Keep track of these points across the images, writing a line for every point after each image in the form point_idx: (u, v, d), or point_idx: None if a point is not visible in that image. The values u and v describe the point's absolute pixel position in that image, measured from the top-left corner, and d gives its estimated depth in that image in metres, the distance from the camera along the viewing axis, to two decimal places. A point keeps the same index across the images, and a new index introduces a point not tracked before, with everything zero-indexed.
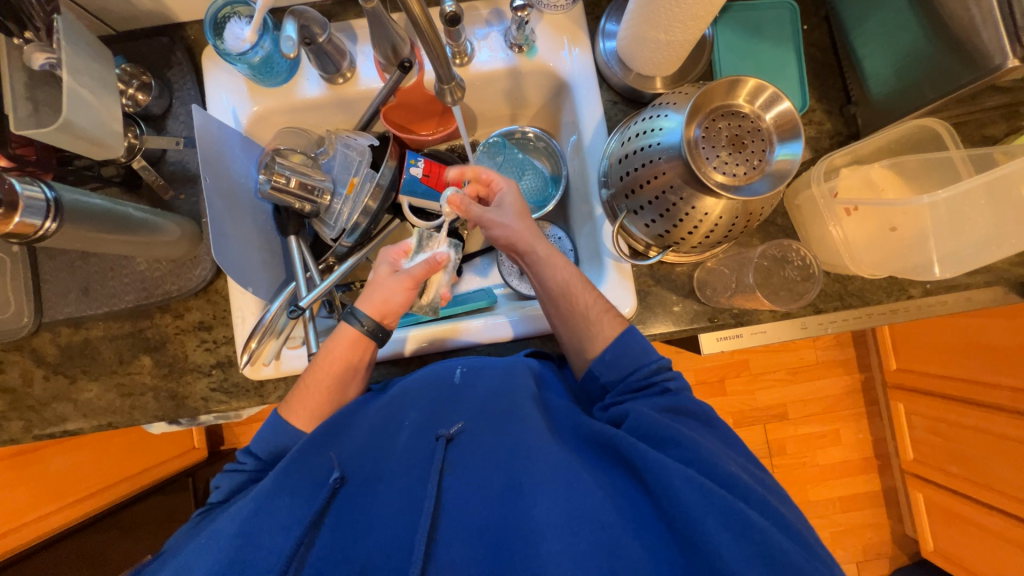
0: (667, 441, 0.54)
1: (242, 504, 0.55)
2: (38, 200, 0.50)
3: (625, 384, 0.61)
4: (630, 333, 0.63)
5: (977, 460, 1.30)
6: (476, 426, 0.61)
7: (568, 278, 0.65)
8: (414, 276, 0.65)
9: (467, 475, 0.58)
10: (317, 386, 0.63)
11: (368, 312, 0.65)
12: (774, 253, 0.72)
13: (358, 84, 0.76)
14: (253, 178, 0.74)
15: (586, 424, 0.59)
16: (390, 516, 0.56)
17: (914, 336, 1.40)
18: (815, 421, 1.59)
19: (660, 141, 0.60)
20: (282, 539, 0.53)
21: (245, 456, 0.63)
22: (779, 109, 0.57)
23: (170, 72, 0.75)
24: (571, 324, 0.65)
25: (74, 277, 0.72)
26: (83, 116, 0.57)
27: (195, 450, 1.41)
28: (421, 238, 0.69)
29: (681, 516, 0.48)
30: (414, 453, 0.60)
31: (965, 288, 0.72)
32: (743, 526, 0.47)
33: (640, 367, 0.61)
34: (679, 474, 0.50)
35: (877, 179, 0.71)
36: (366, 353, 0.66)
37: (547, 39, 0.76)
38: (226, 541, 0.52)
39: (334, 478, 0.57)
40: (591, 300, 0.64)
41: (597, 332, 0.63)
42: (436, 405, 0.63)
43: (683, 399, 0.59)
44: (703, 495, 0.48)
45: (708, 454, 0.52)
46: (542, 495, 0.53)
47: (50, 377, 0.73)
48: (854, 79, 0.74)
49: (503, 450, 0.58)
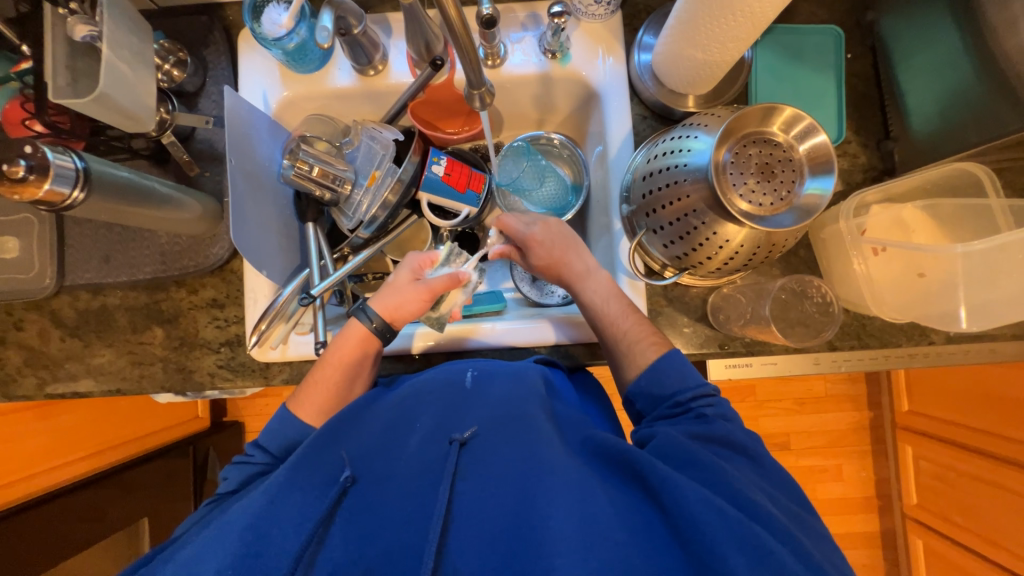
0: (682, 461, 0.52)
1: (251, 497, 0.54)
2: (68, 169, 0.51)
3: (657, 410, 0.60)
4: (669, 356, 0.61)
5: (982, 513, 1.26)
6: (490, 432, 0.59)
7: (608, 300, 0.67)
8: (432, 288, 0.67)
9: (478, 482, 0.55)
10: (325, 381, 0.65)
11: (379, 311, 0.67)
12: (793, 287, 0.72)
13: (389, 77, 0.76)
14: (278, 162, 0.75)
15: (599, 437, 0.57)
16: (399, 520, 0.54)
17: (931, 379, 1.36)
18: (817, 454, 1.56)
19: (687, 162, 0.59)
20: (291, 537, 0.53)
21: (252, 448, 0.64)
22: (813, 141, 0.56)
23: (206, 50, 0.76)
24: (612, 349, 0.65)
25: (97, 243, 0.73)
26: (118, 89, 0.58)
27: (199, 419, 1.47)
28: (449, 253, 0.74)
29: (694, 537, 0.46)
30: (425, 458, 0.58)
31: (990, 340, 0.70)
32: (759, 553, 0.44)
33: (677, 392, 0.60)
34: (694, 494, 0.48)
35: (908, 220, 0.68)
36: (372, 351, 0.67)
37: (581, 47, 0.75)
38: (232, 535, 0.51)
39: (345, 477, 0.57)
40: (629, 324, 0.64)
41: (637, 358, 0.63)
42: (450, 408, 0.62)
43: (719, 427, 0.55)
44: (719, 518, 0.46)
45: (725, 476, 0.51)
46: (556, 507, 0.50)
47: (66, 338, 0.75)
48: (896, 114, 0.72)
49: (515, 459, 0.55)
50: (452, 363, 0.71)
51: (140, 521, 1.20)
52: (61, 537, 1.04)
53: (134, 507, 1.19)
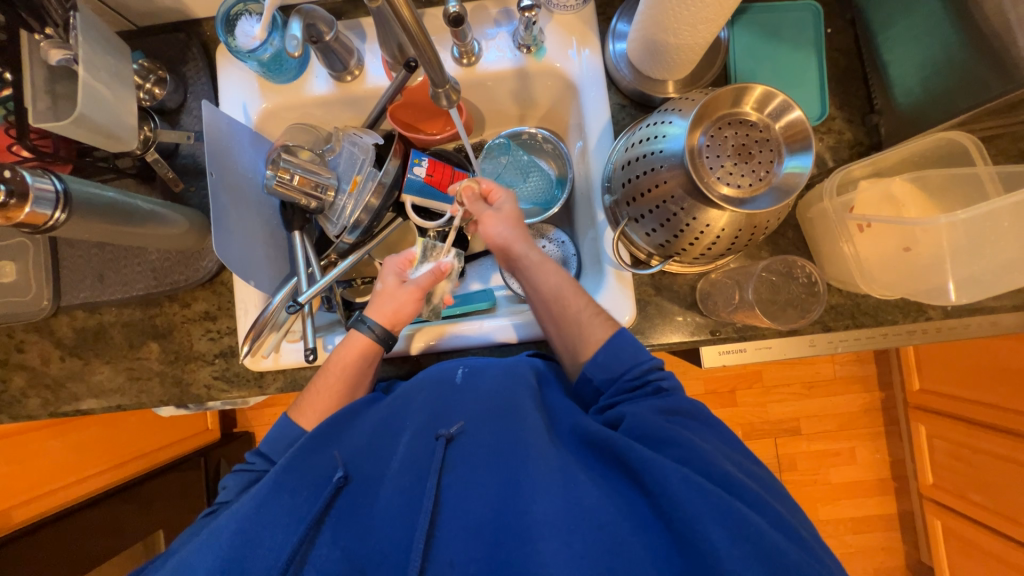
0: (662, 441, 0.51)
1: (243, 503, 0.55)
2: (47, 192, 0.52)
3: (616, 387, 0.58)
4: (619, 335, 0.60)
5: (999, 489, 1.23)
6: (476, 426, 0.58)
7: (560, 284, 0.65)
8: (422, 287, 0.68)
9: (464, 475, 0.54)
10: (327, 389, 0.66)
11: (379, 320, 0.67)
12: (779, 269, 0.70)
13: (366, 82, 0.76)
14: (261, 173, 0.75)
15: (583, 425, 0.55)
16: (389, 515, 0.54)
17: (940, 357, 1.33)
18: (830, 438, 1.54)
19: (663, 148, 0.58)
20: (286, 535, 0.54)
21: (253, 456, 0.65)
22: (789, 118, 0.55)
23: (185, 67, 0.77)
24: (563, 327, 0.64)
25: (90, 263, 0.75)
26: (97, 110, 0.59)
27: (209, 432, 1.49)
28: (425, 248, 0.72)
29: (676, 514, 0.45)
30: (413, 455, 0.57)
31: (991, 312, 0.68)
32: (741, 529, 0.44)
33: (630, 367, 0.58)
34: (673, 471, 0.47)
35: (898, 194, 0.67)
36: (374, 358, 0.67)
37: (555, 39, 0.74)
38: (227, 539, 0.52)
39: (339, 476, 0.57)
40: (582, 305, 0.63)
41: (588, 335, 0.62)
42: (437, 405, 0.61)
43: (676, 399, 0.56)
44: (698, 492, 0.46)
45: (705, 454, 0.50)
46: (541, 492, 0.50)
47: (66, 357, 0.77)
48: (879, 86, 0.70)
49: (499, 449, 0.55)
50: (442, 362, 0.69)
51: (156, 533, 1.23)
52: (81, 551, 1.06)
53: (150, 520, 1.21)
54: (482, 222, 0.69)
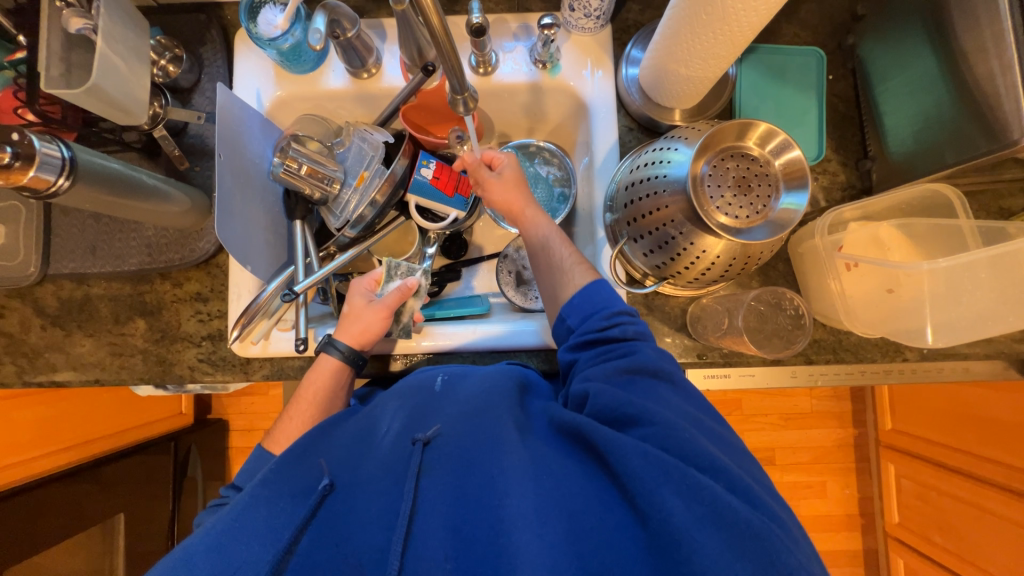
0: (626, 421, 0.50)
1: (218, 518, 0.52)
2: (54, 158, 0.51)
3: (586, 326, 0.58)
4: (598, 282, 0.60)
5: (962, 533, 1.27)
6: (454, 428, 0.56)
7: (547, 235, 0.67)
8: (388, 304, 0.69)
9: (441, 477, 0.52)
10: (299, 416, 0.66)
11: (347, 340, 0.68)
12: (768, 298, 0.72)
13: (382, 81, 0.77)
14: (269, 160, 0.76)
15: (555, 414, 0.54)
16: (365, 519, 0.51)
17: (914, 399, 1.37)
18: (803, 470, 1.56)
19: (666, 173, 0.60)
20: (264, 548, 0.50)
21: (228, 489, 0.64)
22: (788, 156, 0.58)
23: (202, 48, 0.78)
24: (549, 275, 0.65)
25: (83, 233, 0.74)
26: (110, 81, 0.59)
27: (183, 415, 1.45)
28: (390, 268, 0.74)
29: (636, 491, 0.45)
30: (390, 459, 0.55)
31: (963, 358, 0.71)
32: (700, 497, 0.43)
33: (599, 311, 0.58)
34: (633, 449, 0.46)
35: (885, 238, 0.70)
36: (346, 380, 0.68)
37: (571, 59, 0.77)
38: (200, 556, 0.49)
39: (323, 484, 0.54)
40: (566, 253, 0.64)
41: (569, 280, 0.62)
42: (417, 410, 0.60)
43: (644, 359, 0.55)
44: (657, 468, 0.45)
45: (666, 424, 0.48)
46: (514, 484, 0.49)
47: (47, 327, 0.75)
48: (873, 133, 0.74)
49: (473, 448, 0.53)
50: (425, 369, 0.70)
51: (117, 515, 1.19)
52: (37, 528, 1.03)
53: (111, 501, 1.17)
54: (485, 187, 0.70)
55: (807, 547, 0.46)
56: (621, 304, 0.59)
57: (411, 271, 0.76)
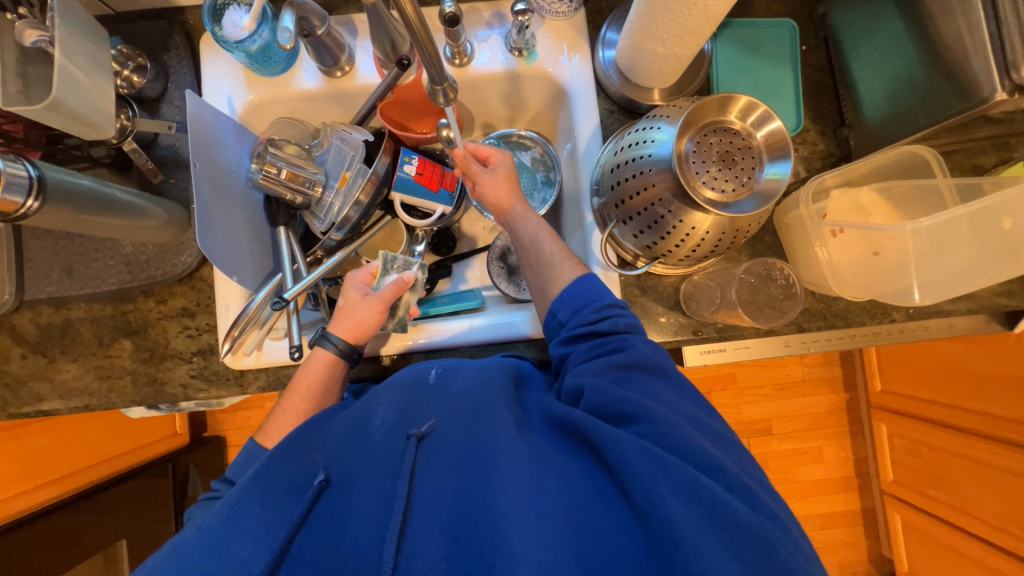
0: (623, 417, 0.50)
1: (211, 516, 0.52)
2: (21, 177, 0.49)
3: (578, 319, 0.59)
4: (587, 277, 0.61)
5: (954, 485, 1.32)
6: (450, 424, 0.55)
7: (538, 231, 0.67)
8: (384, 298, 0.68)
9: (437, 474, 0.51)
10: (292, 411, 0.65)
11: (342, 335, 0.68)
12: (758, 270, 0.73)
13: (356, 78, 0.76)
14: (246, 167, 0.74)
15: (552, 410, 0.55)
16: (359, 518, 0.50)
17: (901, 359, 1.40)
18: (800, 437, 1.60)
19: (651, 153, 0.60)
20: (257, 548, 0.49)
21: (218, 483, 0.63)
22: (769, 127, 0.58)
23: (166, 55, 0.75)
24: (538, 269, 0.66)
25: (58, 255, 0.71)
26: (73, 95, 0.56)
27: (177, 436, 1.42)
28: (387, 262, 0.74)
29: (633, 488, 0.45)
30: (384, 455, 0.54)
31: (948, 315, 0.73)
32: (697, 495, 0.43)
33: (591, 303, 0.59)
34: (631, 446, 0.46)
35: (867, 205, 0.72)
36: (340, 374, 0.68)
37: (547, 44, 0.76)
38: (193, 554, 0.48)
39: (319, 479, 0.53)
40: (556, 249, 0.65)
41: (558, 276, 0.63)
42: (410, 404, 0.59)
43: (638, 354, 0.55)
44: (656, 466, 0.45)
45: (663, 420, 0.49)
46: (510, 482, 0.48)
47: (28, 355, 0.73)
48: (849, 101, 0.75)
49: (469, 445, 0.53)
50: (420, 362, 0.70)
51: (119, 542, 1.17)
52: (37, 563, 1.00)
53: (111, 529, 1.15)
54: (477, 182, 0.71)
55: (805, 540, 0.47)
56: (611, 295, 0.60)
57: (408, 265, 0.75)
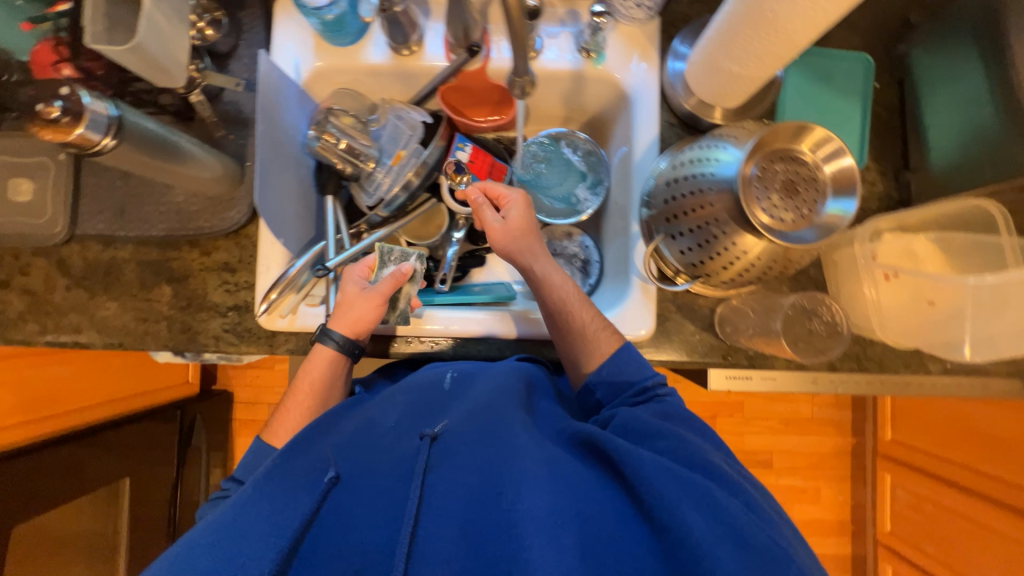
0: (647, 439, 0.53)
1: (223, 514, 0.52)
2: (101, 116, 0.50)
3: (619, 399, 0.61)
4: (625, 350, 0.63)
5: (952, 544, 1.30)
6: (463, 426, 0.57)
7: (566, 296, 0.65)
8: (381, 292, 0.67)
9: (449, 474, 0.52)
10: (296, 407, 0.66)
11: (341, 331, 0.67)
12: (804, 304, 0.71)
13: (423, 58, 0.76)
14: (303, 132, 0.74)
15: (568, 425, 0.57)
16: (370, 514, 0.51)
17: (916, 413, 1.38)
18: (798, 474, 1.58)
19: (713, 172, 0.60)
20: (267, 544, 0.49)
21: (229, 481, 0.64)
22: (840, 162, 0.58)
23: (240, 13, 0.77)
24: (570, 341, 0.65)
25: (112, 194, 0.73)
26: (155, 41, 0.57)
27: (187, 384, 1.43)
28: (384, 253, 0.71)
29: (652, 500, 0.46)
30: (396, 453, 0.55)
31: (985, 375, 0.72)
32: (717, 514, 0.45)
33: (632, 382, 0.61)
34: (650, 461, 0.48)
35: (917, 250, 0.70)
36: (344, 369, 0.68)
37: (617, 49, 0.75)
38: (203, 552, 0.48)
39: (330, 476, 0.54)
40: (588, 318, 0.65)
41: (594, 349, 0.63)
42: (422, 407, 0.61)
43: (673, 406, 0.59)
44: (674, 481, 0.47)
45: (685, 446, 0.52)
46: (525, 483, 0.49)
47: (72, 287, 0.75)
48: (916, 146, 0.73)
49: (484, 446, 0.54)
50: (432, 366, 0.71)
51: (122, 480, 1.20)
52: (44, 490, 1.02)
53: (116, 466, 1.18)
54: (490, 230, 0.68)
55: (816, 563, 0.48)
56: (653, 372, 0.62)
57: (405, 255, 0.73)
